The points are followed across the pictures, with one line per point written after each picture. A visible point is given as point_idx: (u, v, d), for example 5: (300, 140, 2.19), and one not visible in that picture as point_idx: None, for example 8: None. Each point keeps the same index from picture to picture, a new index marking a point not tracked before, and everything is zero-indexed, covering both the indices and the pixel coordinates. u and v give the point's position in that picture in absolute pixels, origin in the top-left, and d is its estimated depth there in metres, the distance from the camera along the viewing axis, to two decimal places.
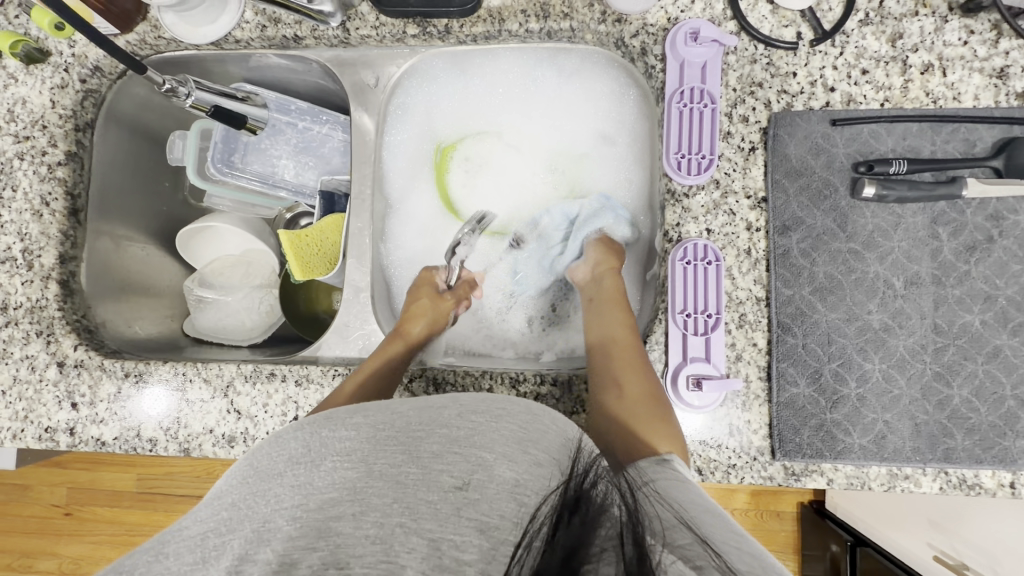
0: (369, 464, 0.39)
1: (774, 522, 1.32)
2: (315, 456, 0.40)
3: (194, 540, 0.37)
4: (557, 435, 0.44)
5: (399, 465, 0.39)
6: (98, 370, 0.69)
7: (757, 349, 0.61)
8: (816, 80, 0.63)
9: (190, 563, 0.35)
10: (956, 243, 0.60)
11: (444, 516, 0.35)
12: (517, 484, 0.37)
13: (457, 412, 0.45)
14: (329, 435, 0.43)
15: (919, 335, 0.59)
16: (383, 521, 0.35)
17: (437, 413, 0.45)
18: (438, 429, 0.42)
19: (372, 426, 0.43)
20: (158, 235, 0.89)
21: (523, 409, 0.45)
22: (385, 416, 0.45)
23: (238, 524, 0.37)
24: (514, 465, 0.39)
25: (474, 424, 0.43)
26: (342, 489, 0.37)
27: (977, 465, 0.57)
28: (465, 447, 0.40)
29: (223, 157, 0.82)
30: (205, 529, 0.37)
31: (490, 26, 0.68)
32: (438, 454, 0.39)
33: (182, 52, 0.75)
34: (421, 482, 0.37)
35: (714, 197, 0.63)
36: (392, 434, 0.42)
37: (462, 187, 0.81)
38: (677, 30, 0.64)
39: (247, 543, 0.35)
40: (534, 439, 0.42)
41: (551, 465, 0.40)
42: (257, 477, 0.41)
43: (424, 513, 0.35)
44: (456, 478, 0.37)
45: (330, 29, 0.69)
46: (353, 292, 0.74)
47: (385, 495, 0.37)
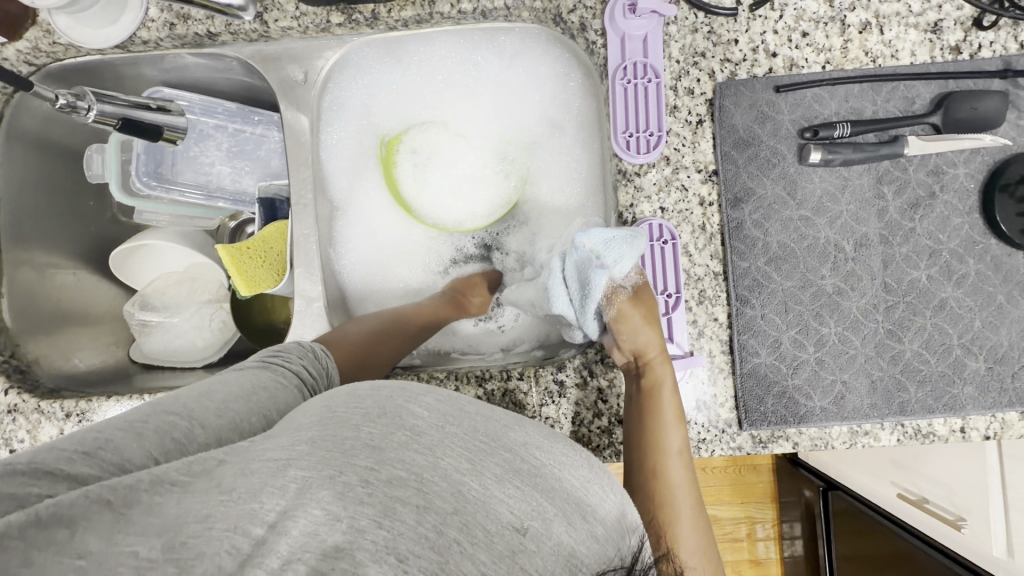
0: (436, 459, 0.34)
1: (752, 476, 1.39)
2: (397, 421, 0.36)
3: (274, 466, 0.32)
4: (619, 490, 0.40)
5: (464, 473, 0.34)
6: (35, 413, 0.65)
7: (718, 324, 0.62)
8: (758, 46, 0.62)
9: (274, 486, 0.32)
10: (901, 201, 0.61)
11: (500, 554, 0.32)
12: (573, 555, 0.34)
13: (523, 439, 0.38)
14: (403, 412, 0.36)
15: (871, 295, 0.61)
16: (443, 528, 0.32)
17: (502, 426, 0.39)
18: (504, 449, 0.37)
19: (443, 414, 0.37)
20: (88, 258, 0.83)
21: None
22: (453, 410, 0.38)
23: (319, 466, 0.32)
24: None
25: (541, 462, 0.37)
26: (410, 472, 0.33)
27: (930, 414, 0.60)
28: (530, 479, 0.36)
29: (150, 169, 0.77)
30: (285, 458, 0.33)
31: (420, 10, 0.64)
32: (501, 479, 0.35)
33: (84, 58, 0.69)
34: (481, 507, 0.33)
35: (665, 173, 0.62)
36: (459, 434, 0.36)
37: (413, 181, 0.75)
38: (615, 2, 0.61)
39: None
40: (591, 506, 0.37)
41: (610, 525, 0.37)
42: (334, 422, 0.35)
43: (479, 539, 0.32)
44: (517, 516, 0.34)
45: (246, 24, 0.64)
46: (305, 303, 0.70)
47: (447, 500, 0.33)
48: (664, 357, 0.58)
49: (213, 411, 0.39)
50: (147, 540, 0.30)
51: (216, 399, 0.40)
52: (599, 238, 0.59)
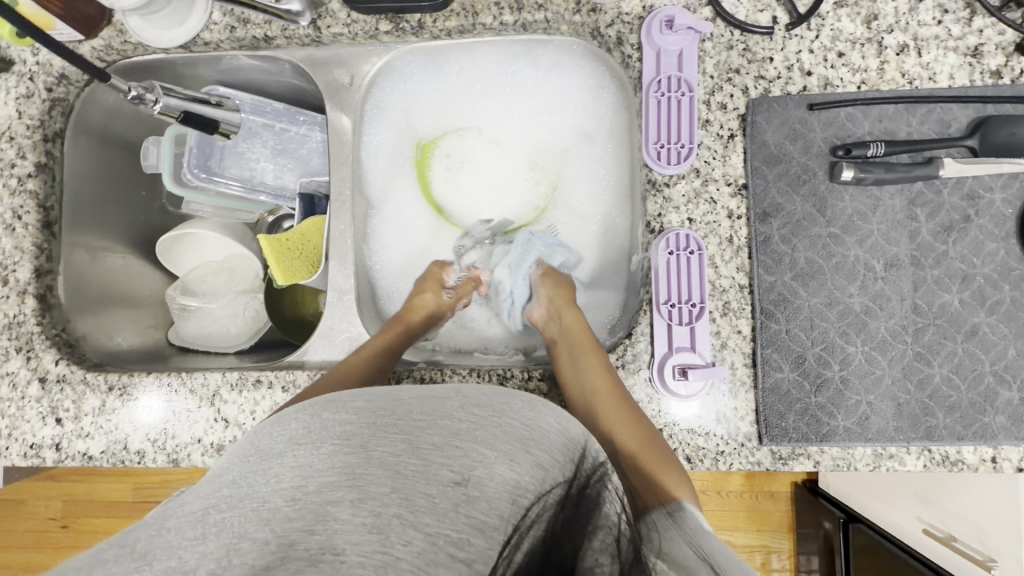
0: (368, 450, 0.37)
1: (769, 503, 1.35)
2: (321, 433, 0.40)
3: (195, 516, 0.35)
4: (559, 435, 0.46)
5: (399, 454, 0.37)
6: (81, 385, 0.68)
7: (741, 336, 0.62)
8: (793, 65, 0.63)
9: (190, 538, 0.34)
10: (934, 223, 0.61)
11: (442, 511, 0.34)
12: (517, 485, 0.38)
13: (459, 405, 0.45)
14: (329, 418, 0.42)
15: (899, 316, 0.60)
16: (380, 510, 0.34)
17: (441, 403, 0.45)
18: (440, 420, 0.42)
19: (374, 410, 0.43)
20: (137, 243, 0.88)
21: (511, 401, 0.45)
22: (387, 402, 0.45)
23: (238, 502, 0.35)
24: (515, 465, 0.39)
25: (476, 419, 0.43)
26: (342, 473, 0.36)
27: (959, 442, 0.58)
28: (465, 441, 0.39)
29: (201, 163, 0.81)
30: (205, 506, 0.36)
31: (464, 20, 0.67)
32: (439, 446, 0.39)
33: (150, 56, 0.73)
34: (420, 475, 0.36)
35: (694, 186, 0.63)
36: (393, 422, 0.41)
37: (445, 184, 0.80)
38: (652, 18, 0.63)
39: None
40: (536, 440, 0.43)
41: (553, 467, 0.42)
42: (258, 455, 0.40)
43: (422, 505, 0.34)
44: (456, 473, 0.37)
45: (301, 29, 0.68)
46: (337, 295, 0.73)
47: (383, 483, 0.35)
48: (585, 330, 0.68)
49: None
50: None
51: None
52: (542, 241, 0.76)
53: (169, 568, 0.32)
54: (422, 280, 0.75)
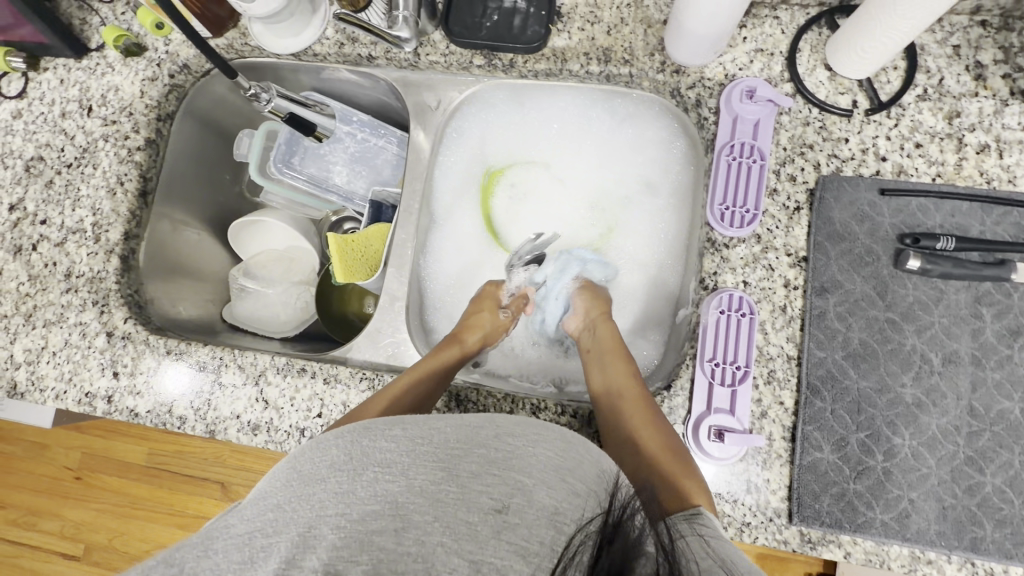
0: (410, 479, 0.39)
1: None
2: (363, 457, 0.42)
3: (241, 540, 0.38)
4: (592, 466, 0.45)
5: (439, 482, 0.39)
6: (142, 344, 0.73)
7: (783, 408, 0.61)
8: (868, 148, 0.64)
9: (237, 562, 0.37)
10: (1001, 326, 0.59)
11: (483, 539, 0.36)
12: (556, 512, 0.39)
13: (494, 433, 0.44)
14: (368, 446, 0.43)
15: (953, 415, 0.58)
16: (424, 539, 0.36)
17: (475, 430, 0.44)
18: (476, 448, 0.42)
19: (412, 438, 0.43)
20: (212, 222, 0.94)
21: (559, 435, 0.46)
22: (424, 430, 0.44)
23: (285, 528, 0.38)
24: (552, 491, 0.40)
25: (512, 447, 0.43)
26: (385, 502, 0.38)
27: (1006, 559, 0.55)
28: (504, 469, 0.41)
29: (284, 157, 0.87)
30: (252, 529, 0.39)
31: (553, 65, 0.71)
32: (477, 474, 0.40)
33: (263, 59, 0.81)
34: (460, 502, 0.38)
35: (753, 251, 0.64)
36: (431, 450, 0.42)
37: (505, 212, 0.83)
38: (733, 86, 0.66)
39: (292, 547, 0.36)
40: (571, 470, 0.43)
41: (588, 497, 0.41)
42: (306, 481, 0.41)
43: (464, 533, 0.36)
44: (497, 500, 0.38)
45: (402, 53, 0.74)
46: (389, 300, 0.76)
47: (426, 512, 0.37)
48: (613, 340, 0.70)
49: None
50: None
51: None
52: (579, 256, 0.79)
53: None
54: (477, 298, 0.77)
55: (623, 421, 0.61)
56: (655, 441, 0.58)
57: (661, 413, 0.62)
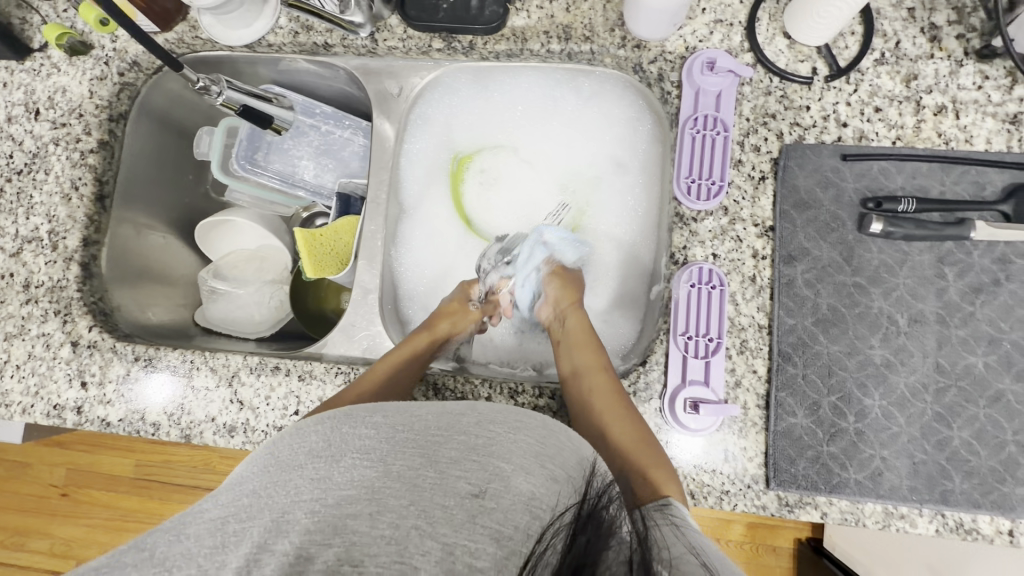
0: (388, 465, 0.39)
1: (769, 557, 1.33)
2: (342, 444, 0.42)
3: (213, 525, 0.37)
4: (572, 453, 0.45)
5: (416, 468, 0.39)
6: (109, 352, 0.71)
7: (756, 377, 0.61)
8: (829, 115, 0.64)
9: (208, 547, 0.35)
10: (963, 284, 0.60)
11: (458, 522, 0.35)
12: (532, 497, 0.38)
13: (475, 421, 0.45)
14: (348, 432, 0.43)
15: (921, 374, 0.59)
16: (400, 522, 0.35)
17: (457, 418, 0.45)
18: (457, 435, 0.43)
19: (390, 426, 0.44)
20: (177, 225, 0.91)
21: (540, 423, 0.46)
22: (405, 417, 0.45)
23: (259, 513, 0.37)
24: (531, 477, 0.40)
25: (492, 434, 0.43)
26: (360, 488, 0.37)
27: (975, 509, 0.57)
28: (483, 456, 0.41)
29: (248, 154, 0.85)
30: (225, 514, 0.38)
31: (513, 45, 0.70)
32: (456, 459, 0.40)
33: (217, 52, 0.79)
34: (438, 487, 0.38)
35: (721, 223, 0.64)
36: (410, 437, 0.42)
37: (477, 198, 0.82)
38: (694, 59, 0.66)
39: (264, 531, 0.36)
40: (551, 456, 0.43)
41: (566, 483, 0.41)
42: (278, 468, 0.41)
43: (439, 517, 0.36)
44: (475, 485, 0.38)
45: (359, 39, 0.72)
46: (362, 293, 0.75)
47: (401, 497, 0.37)
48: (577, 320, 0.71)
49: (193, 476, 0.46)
50: None
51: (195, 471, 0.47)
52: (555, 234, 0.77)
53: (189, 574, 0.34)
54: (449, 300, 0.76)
55: (592, 416, 0.60)
56: (625, 432, 0.59)
57: (629, 401, 0.62)
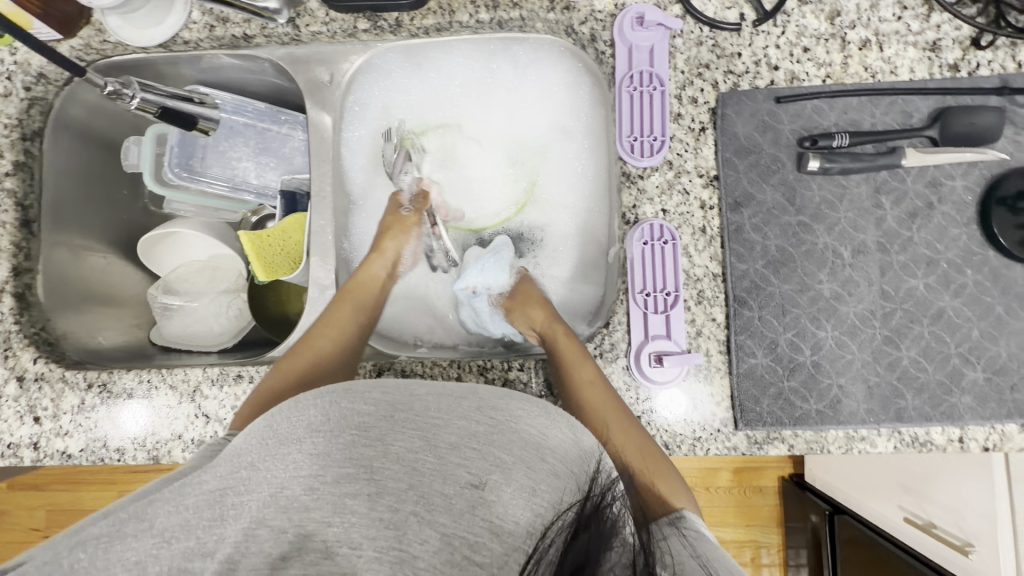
0: (386, 445, 0.39)
1: (757, 498, 1.40)
2: (338, 422, 0.40)
3: (214, 497, 0.38)
4: (573, 446, 0.44)
5: (416, 451, 0.39)
6: (59, 383, 0.68)
7: (716, 324, 0.63)
8: (761, 60, 0.65)
9: (208, 519, 0.37)
10: (899, 211, 0.63)
11: (457, 511, 0.36)
12: (534, 492, 0.38)
13: (476, 406, 0.44)
14: (347, 407, 0.42)
15: (868, 301, 0.62)
16: (398, 506, 0.36)
17: (457, 401, 0.44)
18: (457, 420, 0.42)
19: (392, 404, 0.43)
20: (118, 243, 0.87)
21: (541, 411, 0.46)
22: (404, 396, 0.44)
23: (257, 487, 0.38)
24: (532, 472, 0.39)
25: (493, 422, 0.43)
26: (360, 465, 0.38)
27: (928, 422, 0.60)
28: (483, 444, 0.40)
29: (182, 161, 0.81)
30: (222, 487, 0.39)
31: (441, 18, 0.68)
32: (457, 445, 0.40)
33: (130, 55, 0.74)
34: (437, 474, 0.38)
35: (667, 177, 0.65)
36: (410, 417, 0.41)
37: (427, 181, 0.81)
38: (623, 15, 0.65)
39: (263, 505, 0.37)
40: (551, 448, 0.43)
41: (569, 479, 0.41)
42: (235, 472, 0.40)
43: (439, 504, 0.36)
44: (474, 475, 0.38)
45: (279, 27, 0.69)
46: (319, 291, 0.73)
47: (400, 479, 0.37)
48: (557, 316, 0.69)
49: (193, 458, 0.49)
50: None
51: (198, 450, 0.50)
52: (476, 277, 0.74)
53: (189, 548, 0.35)
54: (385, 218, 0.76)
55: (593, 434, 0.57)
56: (627, 437, 0.57)
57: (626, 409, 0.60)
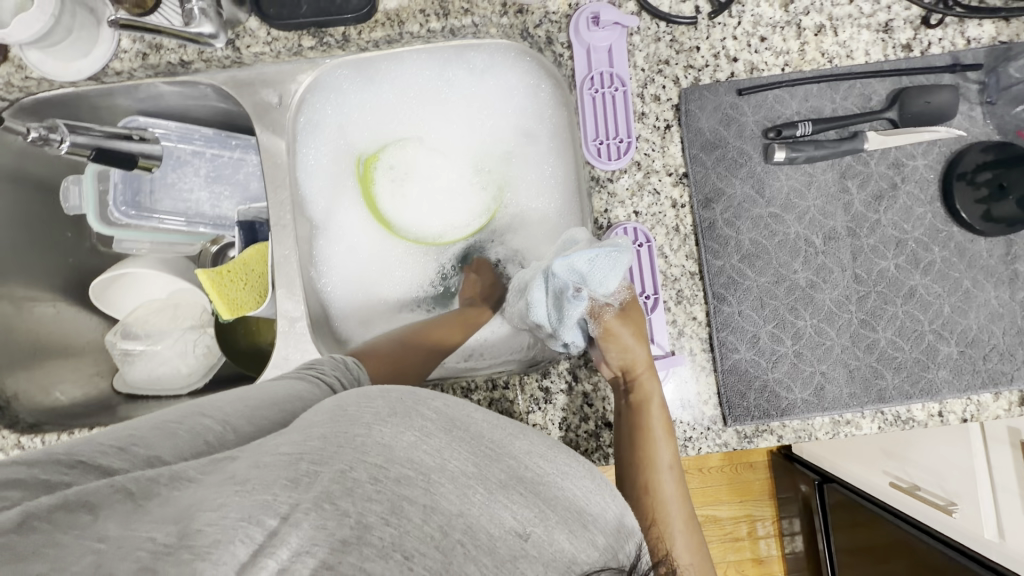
0: (444, 461, 0.35)
1: (749, 474, 1.44)
2: (402, 424, 0.36)
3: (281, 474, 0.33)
4: (616, 515, 0.38)
5: (468, 477, 0.35)
6: (16, 449, 0.64)
7: (697, 322, 0.63)
8: (719, 52, 0.64)
9: (287, 477, 0.31)
10: (865, 194, 0.63)
11: (501, 556, 0.32)
12: (574, 560, 0.34)
13: (528, 448, 0.39)
14: (412, 407, 0.38)
15: (843, 287, 0.62)
16: (447, 528, 0.32)
17: (509, 439, 0.39)
18: (506, 458, 0.37)
19: (432, 436, 0.36)
20: (67, 289, 0.82)
21: (587, 472, 0.40)
22: (460, 414, 0.39)
23: (331, 458, 0.32)
24: (574, 538, 0.35)
25: (544, 471, 0.38)
26: (417, 470, 0.33)
27: (908, 400, 0.61)
28: (531, 488, 0.36)
29: (128, 198, 0.76)
30: (300, 450, 0.33)
31: (390, 30, 0.65)
32: (507, 484, 0.35)
33: (59, 90, 0.69)
34: (484, 511, 0.33)
35: (637, 178, 0.64)
36: (465, 439, 0.37)
37: (391, 198, 0.76)
38: (578, 15, 0.63)
39: (331, 481, 0.31)
40: (594, 515, 0.37)
41: (608, 551, 0.36)
42: None
43: (483, 542, 0.32)
44: (519, 522, 0.34)
45: (218, 51, 0.65)
46: (289, 323, 0.70)
47: (452, 500, 0.33)
48: (653, 372, 0.60)
49: (245, 416, 0.42)
50: (163, 526, 0.29)
51: (250, 404, 0.44)
52: (585, 257, 0.59)
53: (261, 501, 0.30)
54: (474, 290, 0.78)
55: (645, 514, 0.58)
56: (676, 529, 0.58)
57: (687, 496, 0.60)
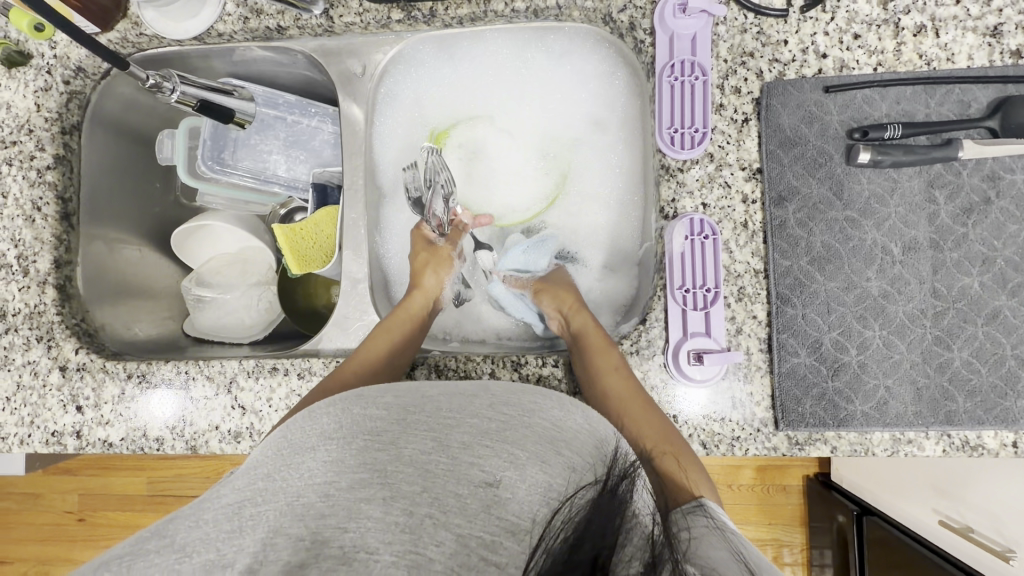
0: (399, 448, 0.36)
1: (780, 497, 1.38)
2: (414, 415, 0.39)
3: (231, 511, 0.35)
4: (589, 437, 0.41)
5: (429, 453, 0.36)
6: (100, 373, 0.69)
7: (757, 321, 0.61)
8: (808, 47, 0.62)
9: (226, 530, 0.33)
10: (954, 206, 0.60)
11: (473, 512, 0.32)
12: (549, 487, 0.35)
13: (488, 403, 0.42)
14: (359, 413, 0.40)
15: (918, 300, 0.59)
16: (412, 510, 0.32)
17: (470, 401, 0.42)
18: (468, 419, 0.39)
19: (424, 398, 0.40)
20: (151, 235, 0.88)
21: (556, 404, 0.43)
22: (416, 398, 0.42)
23: (273, 496, 0.35)
24: (548, 468, 0.36)
25: (505, 418, 0.40)
26: (373, 470, 0.34)
27: (979, 426, 0.58)
28: (496, 442, 0.37)
29: (213, 154, 0.81)
30: (240, 499, 0.36)
31: (475, 8, 0.67)
32: (469, 445, 0.36)
33: (165, 48, 0.75)
34: (451, 474, 0.34)
35: (708, 170, 0.63)
36: (423, 419, 0.39)
37: (455, 173, 0.80)
38: (665, 3, 0.63)
39: (279, 514, 0.33)
40: (566, 441, 0.39)
41: (586, 470, 0.37)
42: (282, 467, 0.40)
43: (452, 506, 0.32)
44: (488, 472, 0.34)
45: (313, 18, 0.68)
46: (351, 283, 0.74)
47: (414, 483, 0.34)
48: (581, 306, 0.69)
49: None
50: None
51: None
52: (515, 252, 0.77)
53: (208, 560, 0.32)
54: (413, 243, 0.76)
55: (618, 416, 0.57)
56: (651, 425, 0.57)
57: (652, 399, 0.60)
